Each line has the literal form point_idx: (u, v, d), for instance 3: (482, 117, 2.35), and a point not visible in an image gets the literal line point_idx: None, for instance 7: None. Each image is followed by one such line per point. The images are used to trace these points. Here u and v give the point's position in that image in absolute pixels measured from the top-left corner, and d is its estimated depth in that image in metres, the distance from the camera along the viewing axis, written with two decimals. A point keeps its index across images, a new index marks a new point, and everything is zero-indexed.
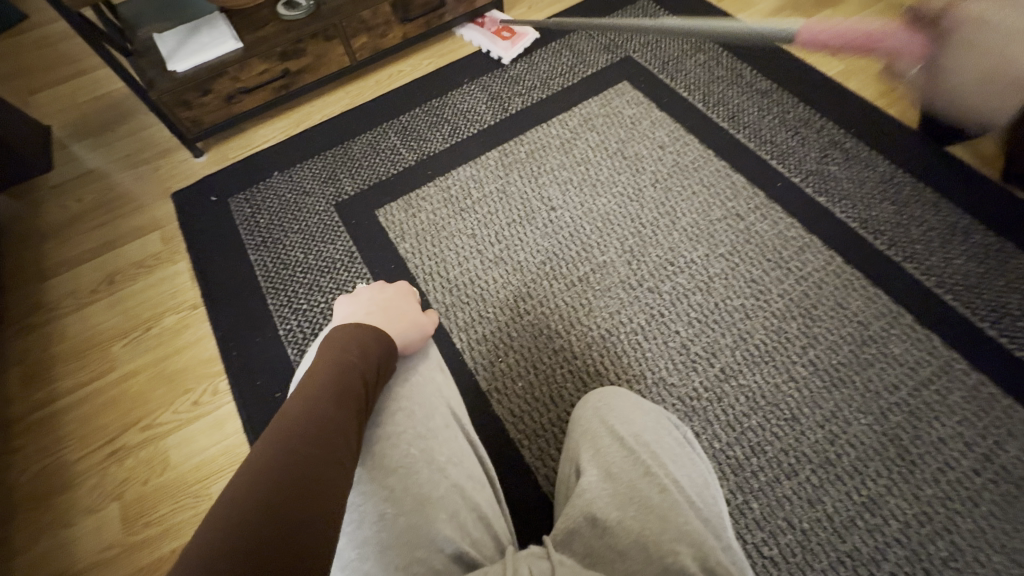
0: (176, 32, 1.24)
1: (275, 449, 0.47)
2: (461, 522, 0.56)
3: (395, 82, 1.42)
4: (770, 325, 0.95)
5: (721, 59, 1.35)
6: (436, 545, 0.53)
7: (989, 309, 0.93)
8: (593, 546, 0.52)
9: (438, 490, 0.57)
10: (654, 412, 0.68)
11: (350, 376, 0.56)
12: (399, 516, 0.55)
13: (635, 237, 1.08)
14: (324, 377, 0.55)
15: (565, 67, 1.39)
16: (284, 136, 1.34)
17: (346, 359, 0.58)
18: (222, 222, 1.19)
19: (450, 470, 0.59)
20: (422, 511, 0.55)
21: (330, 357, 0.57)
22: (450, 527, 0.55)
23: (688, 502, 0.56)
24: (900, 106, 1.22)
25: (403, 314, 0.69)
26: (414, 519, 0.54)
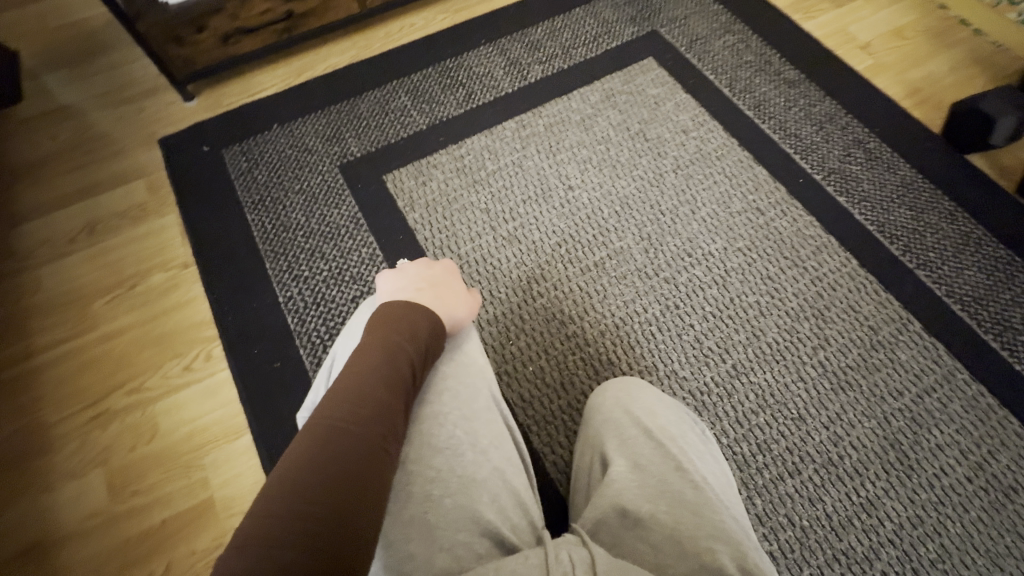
0: None
1: (308, 443, 0.44)
2: (502, 507, 0.55)
3: (406, 37, 1.33)
4: (783, 324, 0.95)
5: (749, 42, 1.30)
6: (479, 528, 0.53)
7: (994, 321, 0.94)
8: (622, 538, 0.52)
9: (481, 471, 0.56)
10: (675, 407, 0.66)
11: (392, 363, 0.53)
12: (443, 498, 0.54)
13: (653, 224, 1.05)
14: (365, 363, 0.52)
15: (589, 36, 1.32)
16: (284, 86, 1.25)
17: (391, 343, 0.54)
18: (215, 175, 1.11)
19: (491, 453, 0.58)
20: (467, 492, 0.54)
21: (377, 339, 0.55)
22: (492, 510, 0.54)
23: (718, 499, 0.56)
24: (924, 109, 1.20)
25: (452, 298, 0.64)
26: (459, 500, 0.54)
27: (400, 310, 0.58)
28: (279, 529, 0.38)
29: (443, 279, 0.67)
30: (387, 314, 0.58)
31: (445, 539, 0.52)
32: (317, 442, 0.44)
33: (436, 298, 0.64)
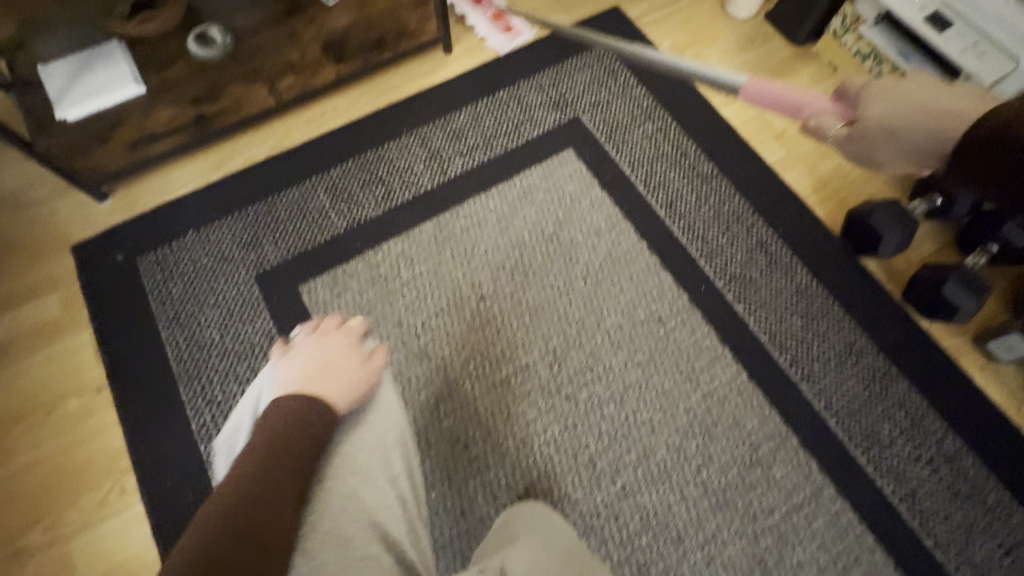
0: (68, 63, 1.07)
1: (205, 524, 0.57)
2: (398, 527, 0.70)
3: (327, 124, 1.31)
4: (672, 442, 1.02)
5: (668, 131, 1.33)
6: (381, 545, 0.67)
7: (864, 436, 1.03)
8: None
9: (385, 498, 0.71)
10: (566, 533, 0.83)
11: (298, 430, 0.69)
12: (349, 517, 0.68)
13: (559, 336, 1.10)
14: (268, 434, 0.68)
15: (511, 123, 1.32)
16: (201, 181, 1.24)
17: (287, 436, 0.68)
18: (131, 288, 1.12)
19: (397, 480, 0.74)
20: (372, 513, 0.69)
21: (278, 432, 0.68)
22: (391, 525, 0.70)
23: None
24: (827, 206, 1.25)
25: (347, 377, 0.79)
26: (365, 519, 0.68)
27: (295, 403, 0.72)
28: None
29: (339, 352, 0.83)
30: (279, 407, 0.71)
31: (352, 556, 0.65)
32: (226, 508, 0.58)
33: (329, 382, 0.78)
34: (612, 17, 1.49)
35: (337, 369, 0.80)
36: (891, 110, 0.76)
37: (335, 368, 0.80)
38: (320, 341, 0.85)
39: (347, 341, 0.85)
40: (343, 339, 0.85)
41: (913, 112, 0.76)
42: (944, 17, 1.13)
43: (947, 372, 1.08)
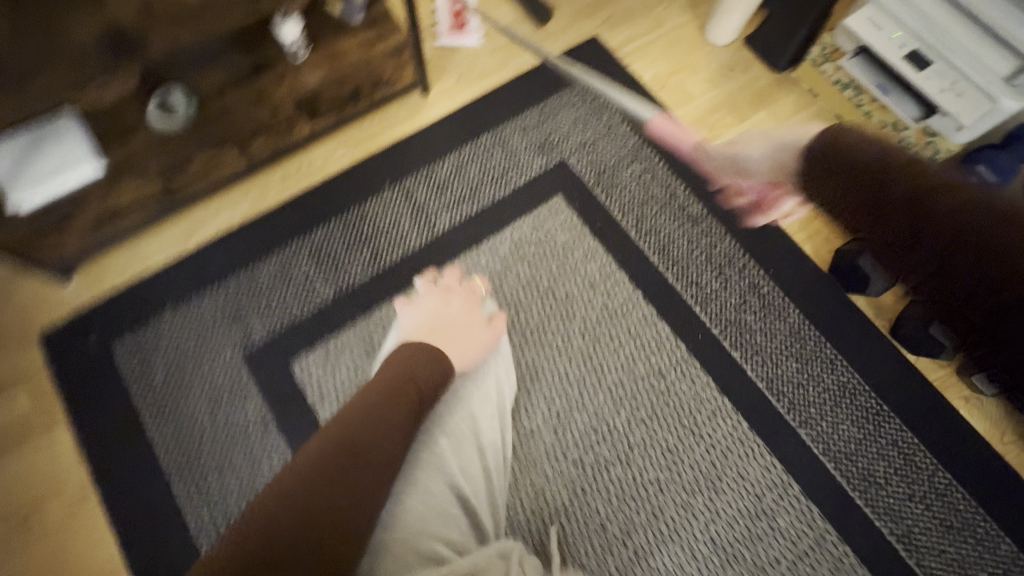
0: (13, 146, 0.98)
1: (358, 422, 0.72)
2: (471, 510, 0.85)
3: (304, 182, 1.25)
4: (680, 499, 1.03)
5: (655, 171, 1.32)
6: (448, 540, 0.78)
7: (861, 478, 1.06)
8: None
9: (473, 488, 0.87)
10: None
11: (383, 409, 0.74)
12: (429, 505, 0.80)
13: (561, 398, 1.09)
14: (364, 399, 0.74)
15: (497, 170, 1.29)
16: (173, 252, 1.16)
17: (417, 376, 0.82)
18: (107, 379, 1.06)
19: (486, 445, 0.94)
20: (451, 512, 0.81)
21: (417, 370, 0.82)
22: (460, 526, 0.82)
23: None
24: (814, 242, 1.27)
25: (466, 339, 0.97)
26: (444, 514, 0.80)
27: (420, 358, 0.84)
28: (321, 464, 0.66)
29: (461, 308, 1.02)
30: (413, 350, 0.85)
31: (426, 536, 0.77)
32: (368, 421, 0.73)
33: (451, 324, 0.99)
34: (591, 49, 1.46)
35: (461, 327, 0.98)
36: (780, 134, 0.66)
37: (460, 325, 0.98)
38: (445, 296, 1.04)
39: (468, 305, 1.02)
40: (466, 300, 1.03)
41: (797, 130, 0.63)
42: (922, 55, 1.15)
43: (936, 407, 1.12)
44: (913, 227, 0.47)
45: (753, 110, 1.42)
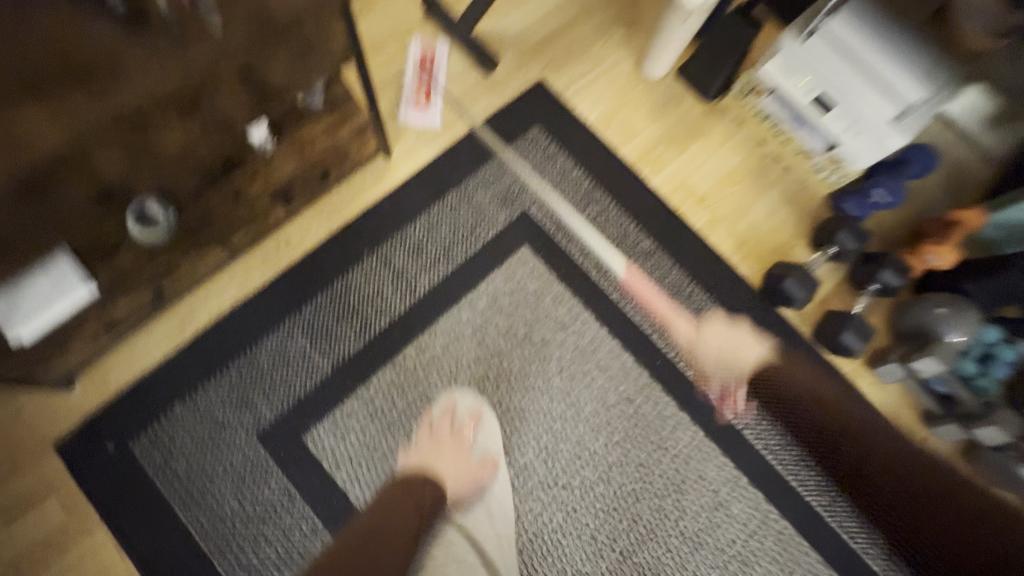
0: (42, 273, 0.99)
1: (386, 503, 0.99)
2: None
3: (286, 259, 1.32)
4: (653, 504, 1.24)
5: (609, 212, 1.46)
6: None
7: (796, 464, 1.30)
8: None
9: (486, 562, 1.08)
10: None
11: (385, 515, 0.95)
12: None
13: (548, 433, 1.26)
14: (390, 499, 0.99)
15: (467, 228, 1.39)
16: (170, 346, 1.22)
17: (422, 484, 1.06)
18: (132, 477, 1.14)
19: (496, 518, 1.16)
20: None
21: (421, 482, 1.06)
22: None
23: None
24: (748, 263, 1.47)
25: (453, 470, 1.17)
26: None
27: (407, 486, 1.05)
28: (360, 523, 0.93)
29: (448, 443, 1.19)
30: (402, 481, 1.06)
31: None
32: (395, 501, 0.99)
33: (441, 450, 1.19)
34: (539, 94, 1.55)
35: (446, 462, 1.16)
36: (720, 335, 1.12)
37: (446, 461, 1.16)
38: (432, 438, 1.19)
39: (456, 446, 1.19)
40: (456, 440, 1.20)
41: (740, 340, 1.07)
42: (827, 99, 1.29)
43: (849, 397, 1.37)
44: (911, 478, 0.81)
45: (690, 140, 1.57)
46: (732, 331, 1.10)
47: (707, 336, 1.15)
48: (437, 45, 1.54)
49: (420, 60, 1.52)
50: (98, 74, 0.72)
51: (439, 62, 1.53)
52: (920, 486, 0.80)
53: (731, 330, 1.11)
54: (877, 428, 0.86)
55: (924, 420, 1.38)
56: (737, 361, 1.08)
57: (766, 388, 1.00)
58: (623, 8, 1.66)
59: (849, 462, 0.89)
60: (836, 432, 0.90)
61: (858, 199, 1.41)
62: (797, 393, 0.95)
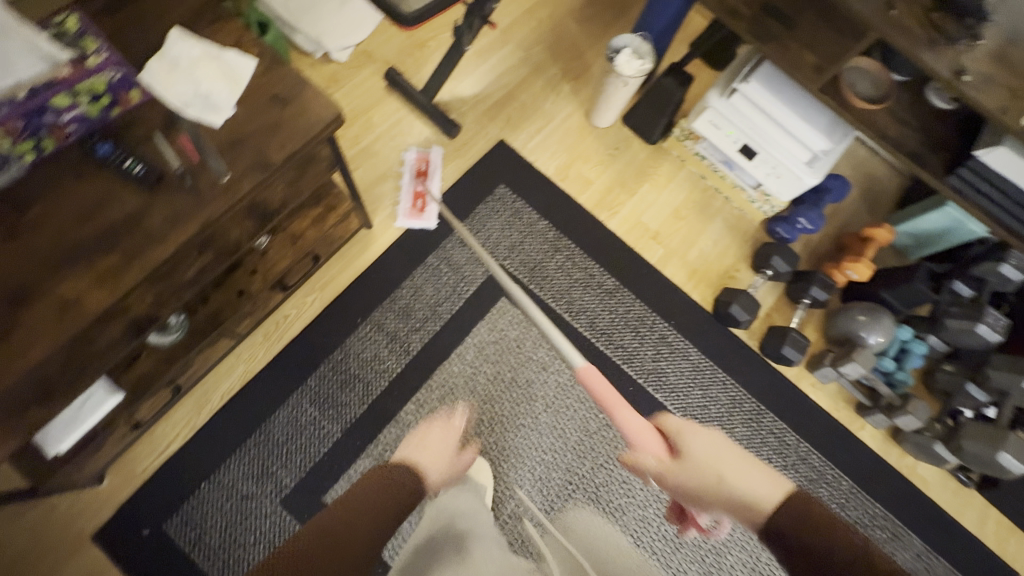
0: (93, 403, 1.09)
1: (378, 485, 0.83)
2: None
3: (286, 336, 1.44)
4: (638, 515, 1.43)
5: (574, 257, 1.63)
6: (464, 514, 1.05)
7: None
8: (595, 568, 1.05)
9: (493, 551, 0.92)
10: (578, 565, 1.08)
11: (383, 502, 0.80)
12: None
13: (541, 464, 1.43)
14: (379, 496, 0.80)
15: (448, 288, 1.54)
16: (188, 431, 1.33)
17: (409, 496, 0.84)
18: (170, 555, 1.25)
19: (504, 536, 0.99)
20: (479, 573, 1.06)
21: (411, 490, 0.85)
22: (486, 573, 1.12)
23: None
24: (700, 289, 1.66)
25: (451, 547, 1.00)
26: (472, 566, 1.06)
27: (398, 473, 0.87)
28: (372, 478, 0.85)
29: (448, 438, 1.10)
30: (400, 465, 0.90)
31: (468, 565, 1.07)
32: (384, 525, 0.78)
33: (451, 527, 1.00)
34: (500, 153, 1.70)
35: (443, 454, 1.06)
36: (702, 453, 0.85)
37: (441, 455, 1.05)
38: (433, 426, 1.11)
39: (447, 433, 1.10)
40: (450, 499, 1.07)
41: (741, 468, 0.82)
42: (751, 149, 1.51)
43: (794, 400, 1.59)
44: None
45: (639, 182, 1.75)
46: (724, 455, 0.84)
47: (693, 460, 0.85)
48: (431, 152, 1.66)
49: (416, 167, 1.63)
50: (129, 236, 0.84)
51: (433, 167, 1.64)
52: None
53: (729, 451, 0.85)
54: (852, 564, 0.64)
55: (858, 411, 1.59)
56: (749, 493, 0.78)
57: (778, 531, 0.73)
58: (566, 67, 1.85)
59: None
60: (825, 552, 0.67)
61: (787, 227, 1.63)
62: (803, 522, 0.71)
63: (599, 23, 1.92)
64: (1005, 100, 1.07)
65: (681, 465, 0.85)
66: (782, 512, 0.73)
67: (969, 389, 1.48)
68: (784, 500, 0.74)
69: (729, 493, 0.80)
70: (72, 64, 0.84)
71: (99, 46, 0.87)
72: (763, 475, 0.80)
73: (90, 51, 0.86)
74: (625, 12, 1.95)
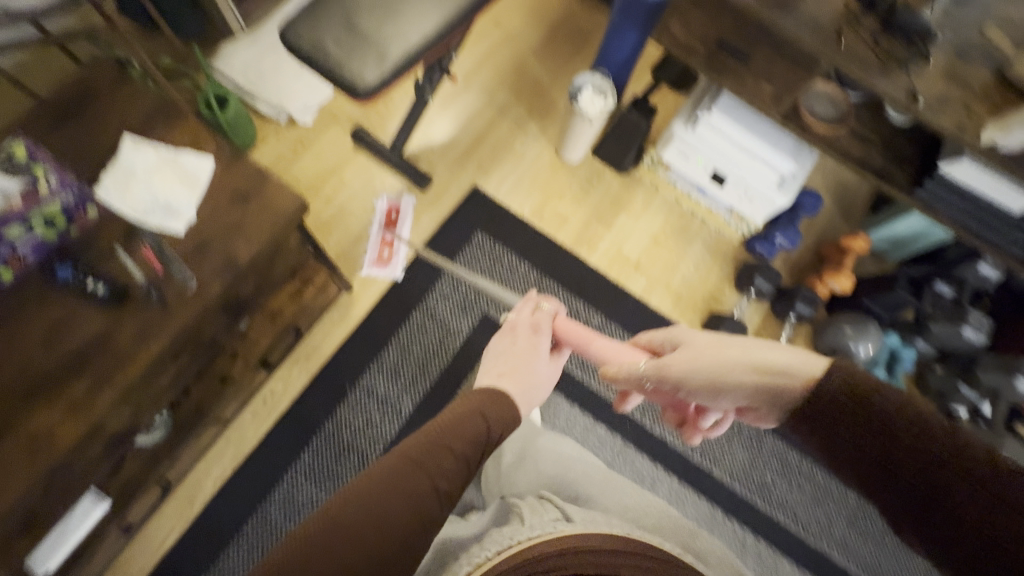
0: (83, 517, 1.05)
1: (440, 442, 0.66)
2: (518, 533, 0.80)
3: (274, 411, 1.41)
4: None
5: (558, 297, 1.62)
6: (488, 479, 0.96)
7: (759, 488, 1.50)
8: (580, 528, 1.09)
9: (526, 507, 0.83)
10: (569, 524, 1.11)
11: (439, 456, 0.63)
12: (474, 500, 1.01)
13: None
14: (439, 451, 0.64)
15: (435, 342, 1.52)
16: (182, 523, 1.30)
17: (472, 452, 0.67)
18: None
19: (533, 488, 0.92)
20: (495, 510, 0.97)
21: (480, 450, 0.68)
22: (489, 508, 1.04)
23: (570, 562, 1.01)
24: (687, 314, 1.66)
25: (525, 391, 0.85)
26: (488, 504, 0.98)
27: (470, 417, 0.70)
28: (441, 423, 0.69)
29: (530, 352, 0.89)
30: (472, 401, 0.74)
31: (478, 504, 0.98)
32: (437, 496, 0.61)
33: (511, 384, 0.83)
34: (474, 198, 1.70)
35: (530, 369, 0.87)
36: (697, 348, 0.74)
37: (525, 367, 0.87)
38: (513, 336, 0.92)
39: (534, 339, 0.91)
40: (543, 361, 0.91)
41: (750, 347, 0.68)
42: (721, 175, 1.52)
43: None
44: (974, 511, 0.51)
45: (615, 212, 1.75)
46: (715, 344, 0.72)
47: (684, 366, 0.73)
48: (403, 200, 1.66)
49: (388, 215, 1.64)
50: (97, 358, 0.82)
51: (404, 217, 1.64)
52: (970, 505, 0.51)
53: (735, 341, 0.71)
54: (932, 458, 0.52)
55: None
56: (765, 369, 0.64)
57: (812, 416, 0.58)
58: (531, 105, 1.86)
59: (894, 512, 0.56)
60: (901, 437, 0.53)
61: (765, 244, 1.65)
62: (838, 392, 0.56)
63: (559, 59, 1.94)
64: (961, 117, 1.09)
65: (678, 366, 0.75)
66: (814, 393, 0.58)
67: (961, 389, 1.50)
68: (820, 372, 0.60)
69: (734, 384, 0.67)
70: (19, 194, 0.80)
71: (49, 170, 0.83)
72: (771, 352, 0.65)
73: (36, 177, 0.82)
74: (583, 44, 1.97)
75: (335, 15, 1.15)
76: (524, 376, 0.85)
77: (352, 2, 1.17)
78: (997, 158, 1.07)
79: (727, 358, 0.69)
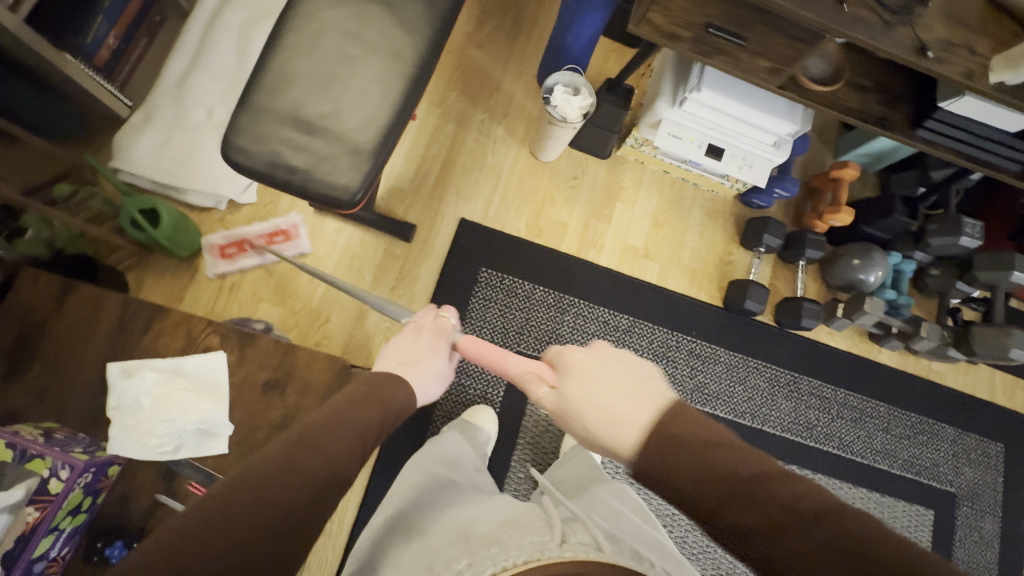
0: None
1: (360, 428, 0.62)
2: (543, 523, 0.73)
3: (345, 524, 1.35)
4: None
5: (582, 311, 1.57)
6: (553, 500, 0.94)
7: (807, 426, 1.61)
8: (650, 521, 1.03)
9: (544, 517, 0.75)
10: (634, 503, 1.06)
11: (343, 435, 0.60)
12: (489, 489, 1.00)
13: None
14: (352, 427, 0.61)
15: (477, 399, 1.46)
16: None
17: (374, 416, 0.65)
18: None
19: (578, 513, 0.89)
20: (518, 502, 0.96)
21: (377, 416, 0.66)
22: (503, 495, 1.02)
23: (650, 526, 1.02)
24: (705, 287, 1.66)
25: (421, 379, 0.80)
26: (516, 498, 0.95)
27: (374, 384, 0.70)
28: (362, 392, 0.67)
29: (432, 353, 0.84)
30: (373, 377, 0.71)
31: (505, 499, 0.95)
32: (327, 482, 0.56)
33: (407, 369, 0.79)
34: (465, 233, 1.57)
35: (429, 362, 0.82)
36: (583, 394, 0.68)
37: (428, 362, 0.82)
38: (416, 333, 0.86)
39: (436, 340, 0.86)
40: (438, 351, 0.85)
41: (631, 392, 0.64)
42: (716, 147, 1.46)
43: (821, 353, 1.67)
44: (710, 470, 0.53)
45: (610, 204, 1.67)
46: (604, 386, 0.66)
47: (575, 397, 0.69)
48: (297, 226, 1.49)
49: (274, 233, 1.47)
50: None
51: (287, 246, 1.48)
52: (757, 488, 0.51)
53: (626, 379, 0.66)
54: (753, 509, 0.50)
55: (874, 340, 1.71)
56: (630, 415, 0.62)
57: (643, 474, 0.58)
58: (488, 107, 1.66)
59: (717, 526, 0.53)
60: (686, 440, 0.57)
61: (762, 197, 1.63)
62: (685, 431, 0.57)
63: (502, 43, 1.71)
64: (967, 62, 1.05)
65: (561, 401, 0.70)
66: (649, 453, 0.58)
67: (960, 287, 1.61)
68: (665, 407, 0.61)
69: (612, 421, 0.63)
70: (34, 506, 0.72)
71: (54, 462, 0.73)
72: (646, 372, 0.67)
73: (45, 475, 0.72)
74: (523, 17, 1.74)
75: (282, 117, 0.95)
76: (413, 374, 0.79)
77: (294, 92, 0.96)
78: (1007, 96, 1.06)
79: (616, 406, 0.64)
